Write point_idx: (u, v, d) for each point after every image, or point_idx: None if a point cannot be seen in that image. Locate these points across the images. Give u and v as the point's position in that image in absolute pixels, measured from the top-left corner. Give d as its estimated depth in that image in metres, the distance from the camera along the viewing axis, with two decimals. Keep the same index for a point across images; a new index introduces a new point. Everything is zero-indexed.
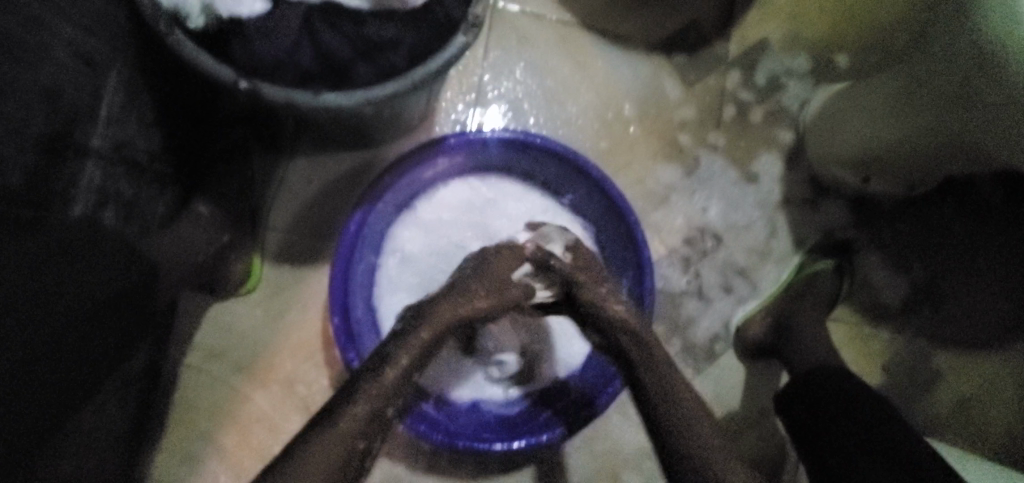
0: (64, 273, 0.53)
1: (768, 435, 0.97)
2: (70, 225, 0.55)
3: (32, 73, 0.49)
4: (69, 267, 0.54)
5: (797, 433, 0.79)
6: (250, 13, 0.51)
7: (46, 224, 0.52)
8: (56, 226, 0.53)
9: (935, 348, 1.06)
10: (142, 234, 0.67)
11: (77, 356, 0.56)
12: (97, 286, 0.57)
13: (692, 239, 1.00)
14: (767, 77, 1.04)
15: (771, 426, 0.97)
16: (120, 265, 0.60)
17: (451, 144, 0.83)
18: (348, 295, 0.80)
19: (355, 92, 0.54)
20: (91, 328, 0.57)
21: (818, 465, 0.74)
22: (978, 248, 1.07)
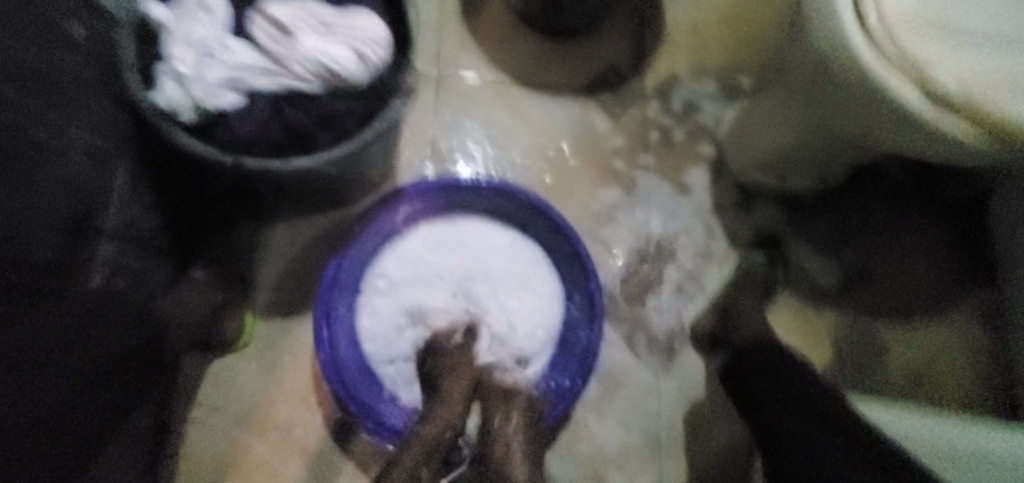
0: (81, 336, 0.65)
1: (733, 415, 1.06)
2: (91, 291, 0.66)
3: (60, 172, 0.61)
4: (88, 331, 0.66)
5: (745, 405, 0.91)
6: (230, 105, 0.64)
7: (71, 292, 0.63)
8: (82, 292, 0.65)
9: (876, 322, 1.16)
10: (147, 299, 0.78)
11: (84, 404, 0.67)
12: (104, 348, 0.69)
13: (639, 250, 1.12)
14: (682, 103, 1.20)
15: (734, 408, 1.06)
16: (127, 325, 0.74)
17: (410, 192, 0.96)
18: (330, 330, 0.90)
19: (313, 155, 0.66)
20: (98, 383, 0.69)
21: (762, 427, 0.85)
22: (896, 225, 1.20)
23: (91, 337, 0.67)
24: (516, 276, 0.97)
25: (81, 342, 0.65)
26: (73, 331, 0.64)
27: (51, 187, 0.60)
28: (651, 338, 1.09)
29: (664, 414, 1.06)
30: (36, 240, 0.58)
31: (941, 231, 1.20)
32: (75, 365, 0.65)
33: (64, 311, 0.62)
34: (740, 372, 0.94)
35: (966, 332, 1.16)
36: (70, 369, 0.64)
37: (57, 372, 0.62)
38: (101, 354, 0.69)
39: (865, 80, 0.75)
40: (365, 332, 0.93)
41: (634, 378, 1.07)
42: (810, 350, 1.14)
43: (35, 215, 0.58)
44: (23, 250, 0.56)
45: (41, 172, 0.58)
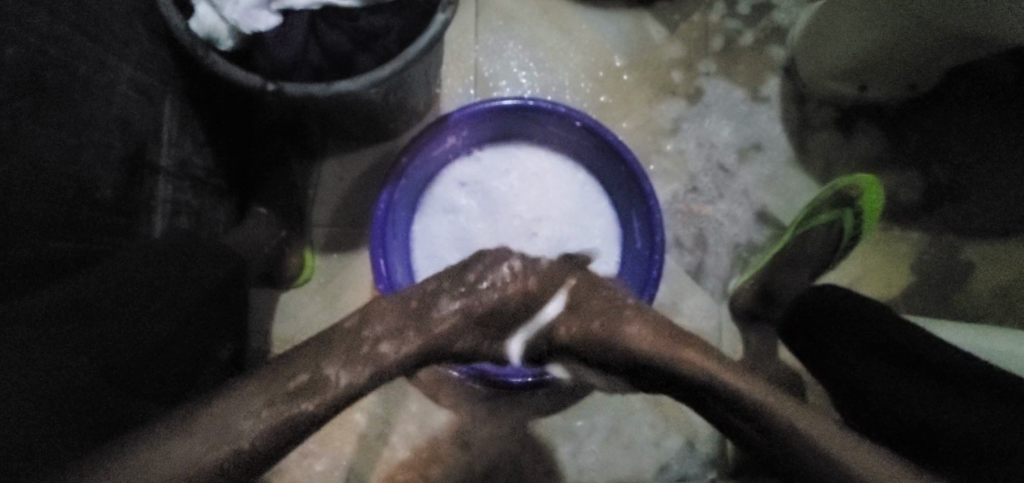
0: (121, 313, 0.55)
1: (783, 365, 1.00)
2: (140, 248, 0.63)
3: (108, 109, 0.60)
4: (145, 300, 0.57)
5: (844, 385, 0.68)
6: (266, 27, 0.59)
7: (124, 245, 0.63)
8: (138, 245, 0.63)
9: (968, 241, 1.05)
10: (213, 234, 0.79)
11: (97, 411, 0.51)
12: (153, 331, 0.57)
13: (700, 172, 1.04)
14: (751, 6, 1.08)
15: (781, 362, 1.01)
16: (224, 256, 0.70)
17: (456, 120, 0.87)
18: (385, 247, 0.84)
19: (357, 76, 0.63)
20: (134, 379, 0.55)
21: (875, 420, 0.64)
22: (995, 132, 1.06)
23: (186, 271, 0.63)
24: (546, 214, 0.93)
25: (125, 317, 0.55)
26: (163, 260, 0.62)
27: (105, 126, 0.60)
28: (710, 265, 1.02)
29: (725, 343, 1.01)
30: (94, 175, 0.59)
31: None
32: (111, 337, 0.53)
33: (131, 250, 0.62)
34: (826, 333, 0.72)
35: None
36: (80, 359, 0.51)
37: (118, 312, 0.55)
38: (149, 337, 0.56)
39: None
40: (422, 258, 0.92)
41: (694, 305, 1.02)
42: (888, 274, 1.05)
43: (91, 152, 0.59)
44: (83, 184, 0.58)
45: (90, 108, 0.58)
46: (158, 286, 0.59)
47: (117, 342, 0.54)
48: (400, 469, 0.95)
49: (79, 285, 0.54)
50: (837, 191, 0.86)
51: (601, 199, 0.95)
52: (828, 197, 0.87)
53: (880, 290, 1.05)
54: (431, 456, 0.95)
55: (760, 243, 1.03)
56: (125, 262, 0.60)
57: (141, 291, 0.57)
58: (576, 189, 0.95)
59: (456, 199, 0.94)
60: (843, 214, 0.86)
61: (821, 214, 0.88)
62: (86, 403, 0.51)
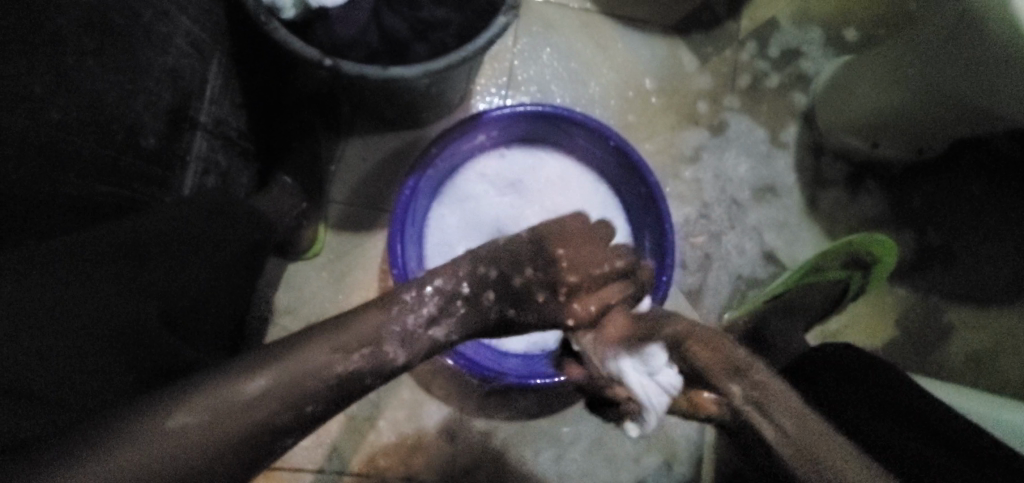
0: (149, 264, 0.57)
1: None
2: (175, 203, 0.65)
3: (161, 59, 0.61)
4: (171, 253, 0.59)
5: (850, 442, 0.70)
6: (334, 3, 0.62)
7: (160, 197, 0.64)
8: (173, 199, 0.65)
9: (951, 304, 1.10)
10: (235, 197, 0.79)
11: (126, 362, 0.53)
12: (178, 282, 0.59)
13: (710, 204, 1.08)
14: (781, 50, 1.12)
15: None
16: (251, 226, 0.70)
17: (489, 119, 0.89)
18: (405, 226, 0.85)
19: (413, 64, 0.64)
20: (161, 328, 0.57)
21: None
22: (989, 205, 1.12)
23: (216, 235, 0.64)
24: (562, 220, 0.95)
25: (152, 268, 0.57)
26: (197, 220, 0.64)
27: (155, 75, 0.61)
28: (708, 294, 1.06)
29: None
30: (137, 123, 0.60)
31: None
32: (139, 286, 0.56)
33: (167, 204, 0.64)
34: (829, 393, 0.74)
35: None
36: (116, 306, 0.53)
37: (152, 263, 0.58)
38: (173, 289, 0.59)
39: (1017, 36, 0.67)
40: (434, 244, 0.93)
41: None
42: (874, 325, 1.10)
43: (141, 99, 0.60)
44: (124, 130, 0.59)
45: (145, 57, 0.59)
46: (186, 240, 0.61)
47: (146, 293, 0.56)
48: (381, 453, 0.95)
49: (118, 231, 0.57)
50: (850, 252, 0.95)
51: (617, 215, 0.97)
52: (841, 255, 0.95)
53: (865, 339, 1.09)
54: (414, 443, 0.96)
55: (760, 279, 1.07)
56: (163, 214, 0.61)
57: (171, 243, 0.60)
58: (594, 202, 0.97)
59: (476, 191, 0.95)
60: (850, 274, 0.94)
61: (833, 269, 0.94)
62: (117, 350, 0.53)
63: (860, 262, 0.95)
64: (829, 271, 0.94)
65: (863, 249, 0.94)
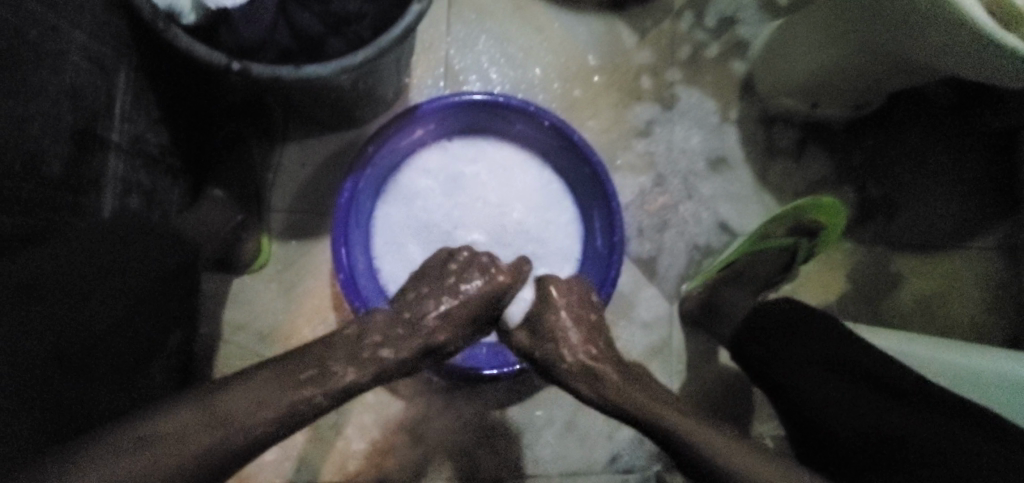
0: (56, 304, 0.54)
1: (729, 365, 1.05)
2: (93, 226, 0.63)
3: (58, 78, 0.58)
4: (81, 291, 0.56)
5: (794, 405, 0.76)
6: (234, 4, 0.59)
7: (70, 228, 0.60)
8: (87, 227, 0.61)
9: (898, 254, 1.13)
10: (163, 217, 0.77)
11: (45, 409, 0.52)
12: (94, 321, 0.57)
13: (661, 177, 1.08)
14: (717, 19, 1.12)
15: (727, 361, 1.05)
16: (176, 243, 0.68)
17: (425, 111, 0.87)
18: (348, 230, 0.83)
19: (329, 61, 0.62)
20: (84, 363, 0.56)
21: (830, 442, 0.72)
22: (927, 155, 1.15)
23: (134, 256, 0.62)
24: (511, 206, 0.94)
25: (61, 308, 0.55)
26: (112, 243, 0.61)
27: (53, 94, 0.58)
28: (665, 268, 1.06)
29: (676, 341, 1.05)
30: (41, 148, 0.57)
31: (975, 167, 1.15)
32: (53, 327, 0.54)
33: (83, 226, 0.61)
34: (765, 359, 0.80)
35: (990, 266, 1.14)
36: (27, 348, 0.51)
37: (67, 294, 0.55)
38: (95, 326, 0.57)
39: None
40: (383, 245, 0.91)
41: (649, 304, 1.05)
42: (827, 282, 1.12)
43: (40, 123, 0.57)
44: (27, 156, 0.56)
45: (39, 79, 0.56)
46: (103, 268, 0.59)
47: (64, 333, 0.54)
48: (352, 461, 0.94)
49: (25, 268, 0.54)
50: (798, 218, 0.94)
51: (568, 197, 0.96)
52: (787, 222, 0.95)
53: (819, 295, 1.11)
54: (386, 447, 0.95)
55: (715, 248, 1.08)
56: (77, 247, 0.58)
57: (90, 278, 0.57)
58: (542, 186, 0.96)
59: (420, 188, 0.94)
60: (796, 240, 0.95)
61: (777, 237, 0.95)
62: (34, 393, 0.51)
63: (806, 227, 0.95)
64: (775, 239, 0.94)
65: (807, 213, 0.93)
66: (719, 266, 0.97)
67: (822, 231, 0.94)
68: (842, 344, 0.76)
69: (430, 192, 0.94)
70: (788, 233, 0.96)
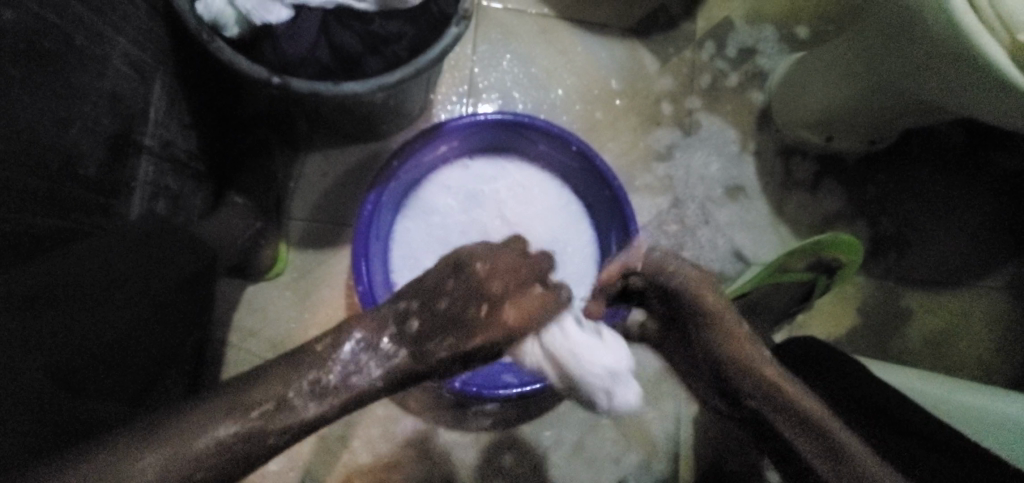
0: (93, 305, 0.55)
1: None
2: (124, 228, 0.63)
3: (100, 83, 0.59)
4: (117, 293, 0.57)
5: None
6: (278, 20, 0.59)
7: (106, 227, 0.61)
8: (118, 228, 0.62)
9: (908, 290, 1.14)
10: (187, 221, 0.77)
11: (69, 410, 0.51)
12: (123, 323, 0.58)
13: (676, 203, 1.09)
14: (738, 49, 1.14)
15: None
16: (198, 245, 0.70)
17: (449, 128, 0.88)
18: (368, 243, 0.83)
19: (365, 79, 0.63)
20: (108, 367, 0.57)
21: None
22: (940, 193, 1.16)
23: (162, 257, 0.63)
24: (528, 225, 0.95)
25: (96, 308, 0.55)
26: (144, 246, 0.62)
27: (94, 98, 0.58)
28: None
29: None
30: (78, 151, 0.58)
31: (986, 207, 1.16)
32: (90, 328, 0.54)
33: (114, 229, 0.62)
34: None
35: (998, 306, 1.14)
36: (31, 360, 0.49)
37: (104, 295, 0.56)
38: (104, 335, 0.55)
39: (953, 35, 0.69)
40: (400, 258, 0.92)
41: None
42: (836, 313, 1.13)
43: (78, 126, 0.57)
44: (66, 159, 0.56)
45: (79, 83, 0.56)
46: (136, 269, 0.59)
47: (71, 342, 0.52)
48: (355, 474, 0.93)
49: (36, 273, 0.52)
50: (818, 255, 0.94)
51: (586, 219, 0.97)
52: (808, 258, 0.95)
53: (828, 327, 1.12)
54: (391, 461, 0.94)
55: (727, 275, 1.08)
56: (108, 244, 0.59)
57: (115, 279, 0.57)
58: (559, 207, 0.97)
59: (440, 203, 0.94)
60: (816, 275, 0.97)
61: (796, 272, 0.96)
62: (28, 404, 0.48)
63: (825, 263, 0.96)
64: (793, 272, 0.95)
65: (829, 251, 0.94)
66: (734, 294, 0.98)
67: (840, 267, 0.96)
68: None
69: (449, 206, 0.94)
70: (807, 269, 0.97)
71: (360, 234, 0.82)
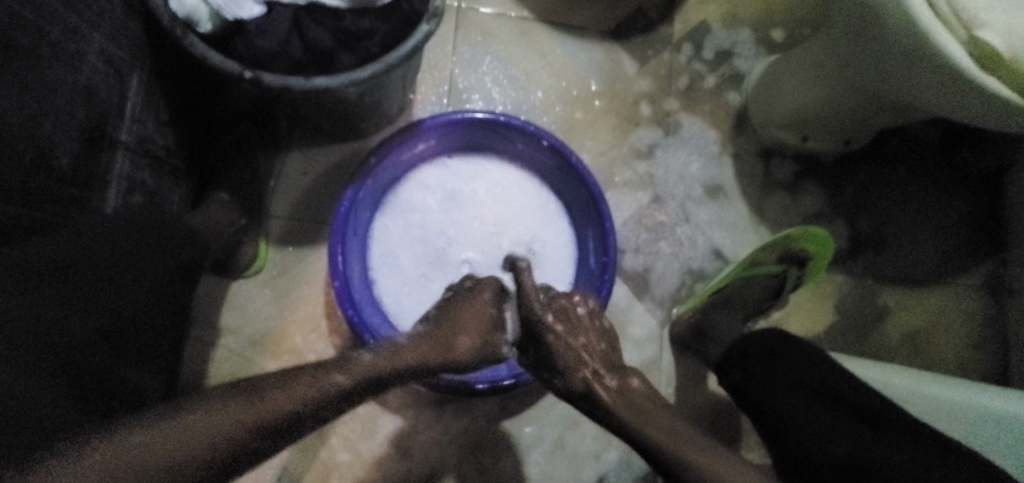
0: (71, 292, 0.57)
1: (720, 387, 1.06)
2: (97, 220, 0.64)
3: (74, 77, 0.60)
4: (94, 282, 0.59)
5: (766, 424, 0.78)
6: (250, 16, 0.61)
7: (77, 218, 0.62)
8: (95, 218, 0.63)
9: (885, 287, 1.15)
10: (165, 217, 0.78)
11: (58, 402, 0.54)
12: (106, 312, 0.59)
13: (655, 202, 1.10)
14: (715, 52, 1.16)
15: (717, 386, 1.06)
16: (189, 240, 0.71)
17: (427, 127, 0.89)
18: (346, 239, 0.84)
19: (336, 74, 0.64)
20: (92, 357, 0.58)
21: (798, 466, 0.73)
22: (915, 191, 1.18)
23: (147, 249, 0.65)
24: (507, 222, 0.96)
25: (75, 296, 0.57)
26: (129, 238, 0.63)
27: (67, 92, 0.59)
28: (657, 289, 1.08)
29: (666, 364, 1.06)
30: (51, 143, 0.58)
31: (960, 205, 1.18)
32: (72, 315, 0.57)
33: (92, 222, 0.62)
34: (739, 368, 0.84)
35: (974, 302, 1.16)
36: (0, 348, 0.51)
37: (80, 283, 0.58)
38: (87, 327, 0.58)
39: (913, 35, 0.70)
40: (379, 256, 0.93)
41: (639, 326, 1.07)
42: (815, 310, 1.14)
43: (51, 120, 0.58)
44: (38, 149, 0.57)
45: (54, 76, 0.57)
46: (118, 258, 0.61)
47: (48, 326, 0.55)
48: (335, 471, 0.93)
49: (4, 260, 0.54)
50: (787, 247, 0.95)
51: (564, 216, 0.98)
52: (776, 250, 0.95)
53: (808, 323, 1.13)
54: (371, 458, 0.94)
55: (706, 273, 1.10)
56: (91, 235, 0.61)
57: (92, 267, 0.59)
58: (537, 205, 0.98)
59: (419, 201, 0.95)
60: (786, 268, 0.96)
61: (768, 265, 0.96)
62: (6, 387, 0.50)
63: (795, 255, 0.96)
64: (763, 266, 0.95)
65: (797, 242, 0.94)
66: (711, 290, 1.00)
67: (810, 259, 0.95)
68: (822, 368, 0.77)
69: (427, 204, 0.95)
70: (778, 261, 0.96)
71: (337, 230, 0.83)
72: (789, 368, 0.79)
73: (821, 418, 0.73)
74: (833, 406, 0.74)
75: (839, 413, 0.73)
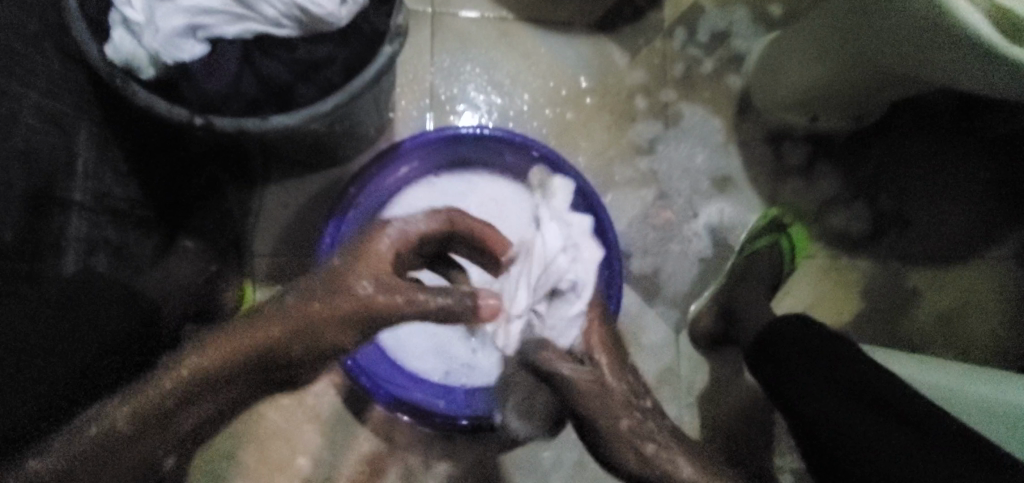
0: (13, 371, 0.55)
1: (743, 392, 1.00)
2: (50, 288, 0.59)
3: (13, 140, 0.55)
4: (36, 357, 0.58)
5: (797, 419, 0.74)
6: (192, 56, 0.56)
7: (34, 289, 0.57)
8: (49, 283, 0.59)
9: (911, 270, 1.08)
10: (134, 272, 0.74)
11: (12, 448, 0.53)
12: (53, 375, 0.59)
13: (659, 200, 1.04)
14: (710, 34, 1.09)
15: (739, 391, 1.00)
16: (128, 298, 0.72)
17: (408, 148, 0.85)
18: None
19: (297, 110, 0.59)
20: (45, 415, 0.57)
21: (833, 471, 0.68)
22: (936, 164, 1.10)
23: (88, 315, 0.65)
24: None
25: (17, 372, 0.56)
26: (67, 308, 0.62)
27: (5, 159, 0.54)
28: (668, 294, 1.02)
29: (684, 373, 1.00)
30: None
31: (986, 175, 1.10)
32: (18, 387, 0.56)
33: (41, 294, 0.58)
34: (771, 361, 0.79)
35: (1008, 278, 1.08)
36: None
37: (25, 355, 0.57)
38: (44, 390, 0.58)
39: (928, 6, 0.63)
40: None
41: (652, 335, 1.01)
42: (838, 300, 1.07)
43: None
44: None
45: None
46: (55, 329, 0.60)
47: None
48: None
49: None
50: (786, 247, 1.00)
51: None
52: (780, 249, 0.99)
53: (831, 315, 1.07)
54: None
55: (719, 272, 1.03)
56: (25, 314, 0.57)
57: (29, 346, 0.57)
58: None
59: None
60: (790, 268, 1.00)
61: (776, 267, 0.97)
62: None
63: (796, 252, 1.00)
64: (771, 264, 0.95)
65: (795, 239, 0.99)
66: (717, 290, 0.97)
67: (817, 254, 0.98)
68: (859, 362, 0.71)
69: None
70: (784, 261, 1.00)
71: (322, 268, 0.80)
72: (818, 359, 0.74)
73: (855, 412, 0.68)
74: (867, 401, 0.68)
75: (872, 408, 0.67)
